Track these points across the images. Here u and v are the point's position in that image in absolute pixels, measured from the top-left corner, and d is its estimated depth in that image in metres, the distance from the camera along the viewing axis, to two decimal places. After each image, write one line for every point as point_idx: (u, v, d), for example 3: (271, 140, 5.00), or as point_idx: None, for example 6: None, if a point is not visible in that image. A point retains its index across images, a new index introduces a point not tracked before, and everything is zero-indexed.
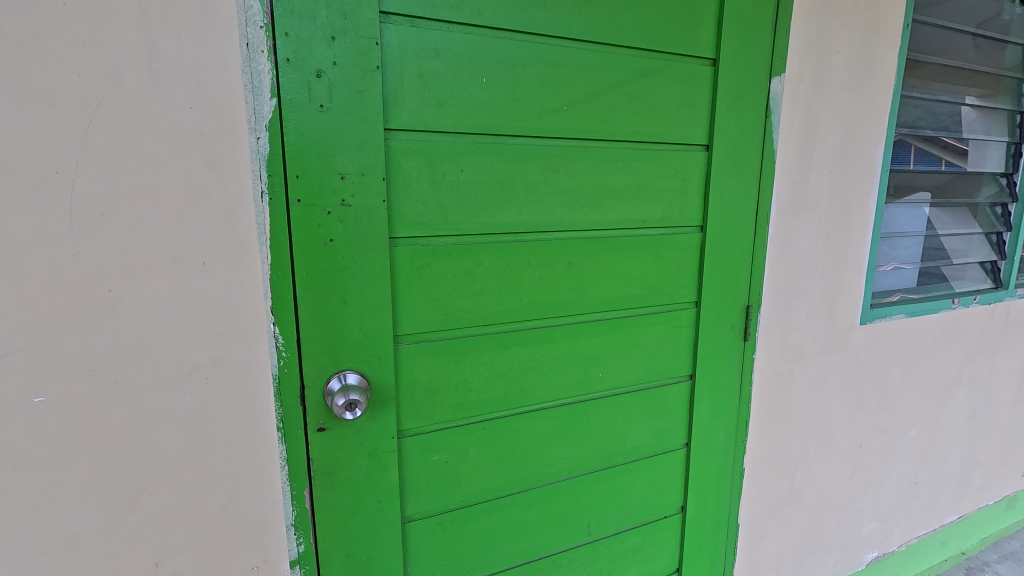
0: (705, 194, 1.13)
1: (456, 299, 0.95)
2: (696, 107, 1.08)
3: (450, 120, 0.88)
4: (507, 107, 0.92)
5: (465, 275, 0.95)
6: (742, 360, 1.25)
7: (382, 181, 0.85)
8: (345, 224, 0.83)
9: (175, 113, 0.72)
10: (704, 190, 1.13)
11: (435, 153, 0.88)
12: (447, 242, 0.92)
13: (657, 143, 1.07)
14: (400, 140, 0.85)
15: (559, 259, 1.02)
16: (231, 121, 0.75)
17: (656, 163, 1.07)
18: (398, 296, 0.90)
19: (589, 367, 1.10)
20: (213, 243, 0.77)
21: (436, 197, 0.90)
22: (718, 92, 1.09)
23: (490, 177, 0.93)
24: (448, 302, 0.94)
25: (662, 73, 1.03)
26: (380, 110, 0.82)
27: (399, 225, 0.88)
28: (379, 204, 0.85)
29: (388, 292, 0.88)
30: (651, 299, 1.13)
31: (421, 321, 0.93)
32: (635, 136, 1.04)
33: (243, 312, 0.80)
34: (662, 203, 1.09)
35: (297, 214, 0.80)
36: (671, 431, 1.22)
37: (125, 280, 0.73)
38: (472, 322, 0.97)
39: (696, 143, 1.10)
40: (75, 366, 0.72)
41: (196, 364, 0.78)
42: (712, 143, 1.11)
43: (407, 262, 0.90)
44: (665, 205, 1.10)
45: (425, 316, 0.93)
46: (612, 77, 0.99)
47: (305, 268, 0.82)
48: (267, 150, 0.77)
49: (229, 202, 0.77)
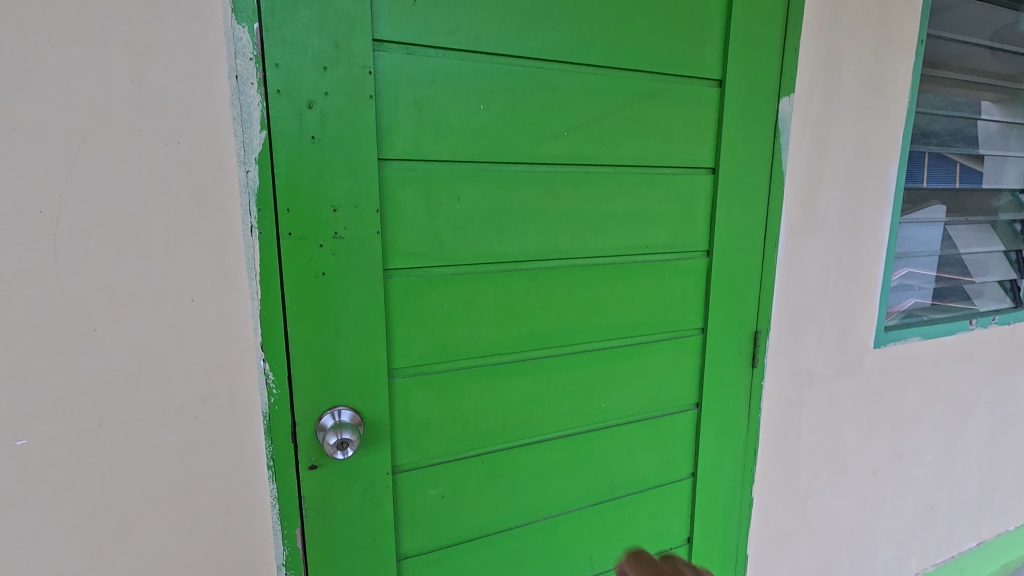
0: (711, 218, 1.09)
1: (453, 330, 0.92)
2: (701, 130, 1.05)
3: (446, 148, 0.86)
4: (506, 134, 0.90)
5: (462, 306, 0.92)
6: (750, 387, 1.21)
7: (376, 212, 0.82)
8: (337, 257, 0.81)
9: (163, 149, 0.70)
10: (710, 214, 1.09)
11: (431, 182, 0.86)
12: (444, 273, 0.90)
13: (661, 166, 1.04)
14: (394, 169, 0.83)
15: (560, 287, 0.99)
16: (220, 154, 0.73)
17: (660, 188, 1.04)
18: (393, 328, 0.88)
19: (592, 397, 1.06)
20: (201, 279, 0.75)
21: (432, 226, 0.87)
22: (724, 114, 1.05)
23: (488, 205, 0.91)
24: (445, 333, 0.92)
25: (666, 96, 1.00)
26: (374, 140, 0.80)
27: (394, 256, 0.85)
28: (372, 236, 0.82)
29: (382, 324, 0.86)
30: (655, 326, 1.10)
31: (417, 353, 0.90)
32: (638, 160, 1.01)
33: (233, 348, 0.78)
34: (666, 228, 1.06)
35: (288, 248, 0.78)
36: (676, 461, 1.18)
37: (111, 319, 0.71)
38: (470, 354, 0.94)
39: (701, 166, 1.07)
40: (59, 407, 0.70)
41: (184, 402, 0.76)
42: (718, 165, 1.08)
43: (402, 294, 0.87)
44: (670, 229, 1.07)
45: (420, 348, 0.90)
46: (614, 101, 0.96)
47: (296, 302, 0.80)
48: (257, 183, 0.75)
49: (218, 237, 0.75)
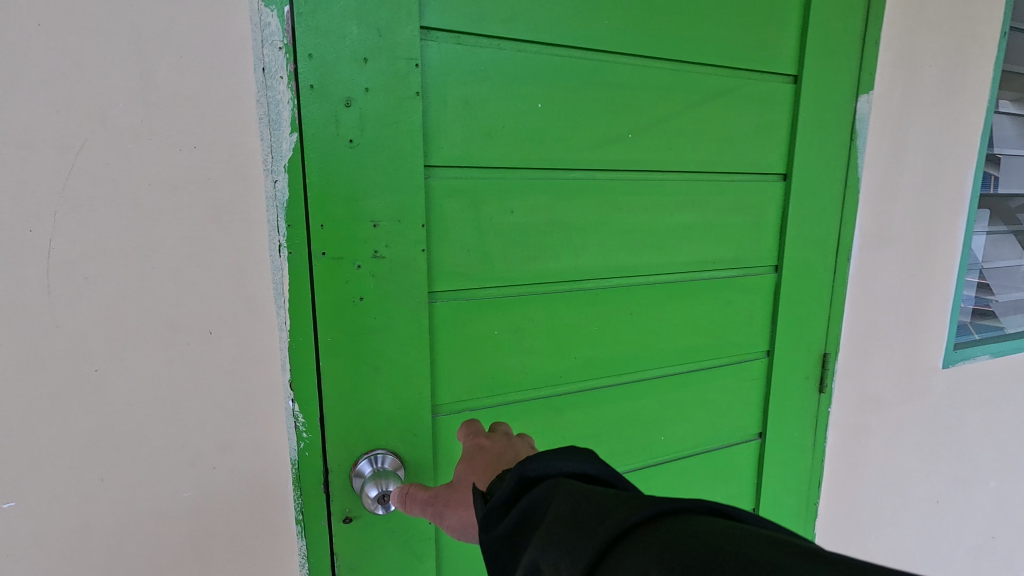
0: (781, 229, 0.98)
1: (502, 360, 0.81)
2: (773, 132, 0.94)
3: (499, 153, 0.75)
4: (565, 136, 0.78)
5: (513, 332, 0.81)
6: (817, 415, 1.10)
7: (421, 227, 0.71)
8: (377, 279, 0.70)
9: (177, 156, 0.59)
10: (780, 226, 0.98)
11: (483, 192, 0.75)
12: (494, 294, 0.79)
13: (730, 173, 0.92)
14: (441, 178, 0.72)
15: (619, 309, 0.88)
16: (244, 162, 0.62)
17: (728, 197, 0.93)
18: (436, 359, 0.76)
19: (649, 430, 0.96)
20: (221, 308, 0.63)
21: (481, 243, 0.76)
22: (800, 114, 0.94)
23: (545, 218, 0.80)
24: (493, 363, 0.80)
25: (739, 93, 0.89)
26: (420, 145, 0.69)
27: (439, 278, 0.74)
28: (416, 255, 0.71)
29: (426, 356, 0.75)
30: (718, 350, 0.99)
31: (462, 387, 0.79)
32: (707, 166, 0.90)
33: (257, 387, 0.67)
34: (733, 241, 0.95)
35: (321, 270, 0.66)
36: (736, 496, 1.07)
37: (116, 357, 0.60)
38: (521, 386, 0.83)
39: (772, 172, 0.96)
40: (54, 462, 0.59)
41: (201, 451, 0.65)
42: (790, 172, 0.97)
43: (448, 319, 0.76)
44: (737, 243, 0.96)
45: (466, 381, 0.79)
46: (684, 99, 0.85)
47: (330, 333, 0.68)
48: (286, 195, 0.64)
49: (240, 258, 0.63)
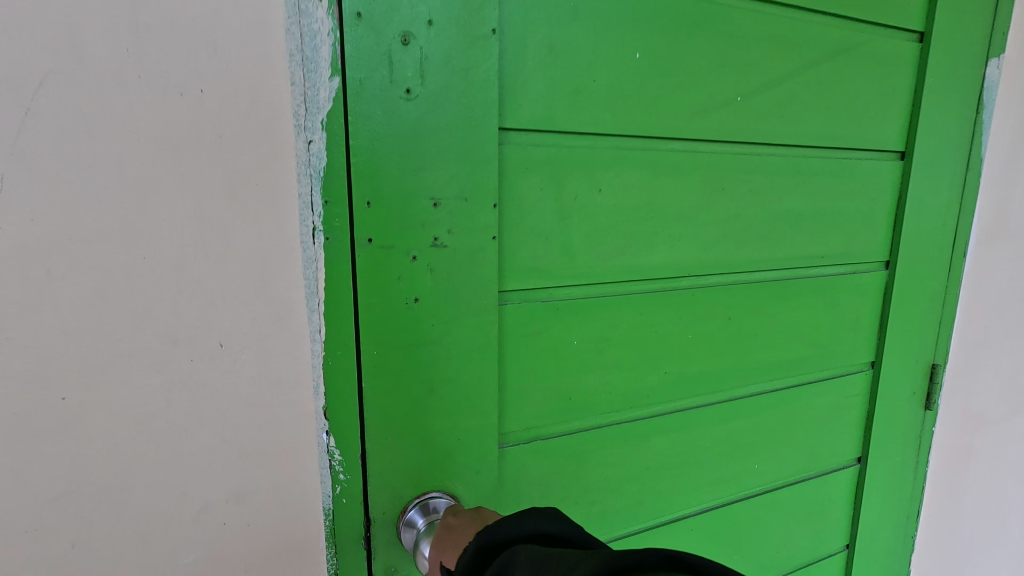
0: (896, 218, 0.83)
1: (582, 376, 0.65)
2: (893, 101, 0.78)
3: (588, 115, 0.59)
4: (666, 97, 0.62)
5: (595, 342, 0.65)
6: (920, 436, 0.95)
7: (492, 208, 0.55)
8: (437, 275, 0.53)
9: (176, 102, 0.42)
10: (893, 214, 0.83)
11: (566, 164, 0.59)
12: (574, 295, 0.63)
13: (845, 149, 0.77)
14: (516, 146, 0.56)
15: (716, 313, 0.72)
16: (267, 114, 0.45)
17: (842, 178, 0.77)
18: (504, 377, 0.61)
19: (742, 458, 0.80)
20: (235, 313, 0.47)
21: (562, 230, 0.60)
22: (926, 79, 0.78)
23: (638, 200, 0.63)
24: (571, 381, 0.65)
25: (861, 51, 0.73)
26: (495, 99, 0.53)
27: (510, 274, 0.58)
28: (486, 244, 0.55)
29: (493, 373, 0.58)
30: (821, 362, 0.83)
31: (534, 410, 0.63)
32: (821, 139, 0.74)
33: (282, 418, 0.50)
34: (844, 232, 0.79)
35: (365, 263, 0.50)
36: (830, 531, 0.92)
37: (93, 381, 0.44)
38: (602, 409, 0.67)
39: (889, 149, 0.80)
40: (12, 525, 0.43)
41: (209, 503, 0.49)
42: (909, 150, 0.81)
43: (520, 327, 0.60)
44: (847, 235, 0.80)
45: (539, 403, 0.63)
46: (801, 55, 0.69)
47: (377, 345, 0.52)
48: (325, 161, 0.47)
49: (262, 246, 0.47)
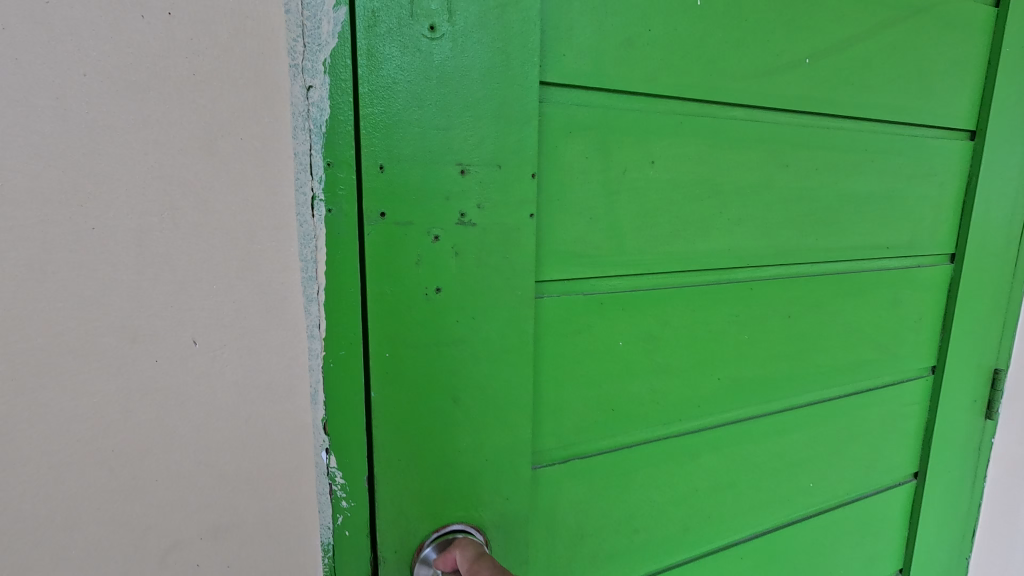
0: (965, 206, 0.74)
1: (625, 382, 0.55)
2: (965, 72, 0.69)
3: (641, 71, 0.49)
4: (728, 53, 0.53)
5: (643, 342, 0.55)
6: (978, 448, 0.87)
7: (530, 179, 0.45)
8: (463, 260, 0.44)
9: (136, 26, 0.32)
10: (962, 200, 0.74)
11: (613, 129, 0.49)
12: (619, 286, 0.53)
13: (913, 125, 0.68)
14: (558, 104, 0.47)
15: (775, 311, 0.63)
16: (257, 48, 0.35)
17: (909, 158, 0.68)
18: (537, 381, 0.51)
19: (796, 476, 0.71)
20: (213, 303, 0.37)
21: (608, 209, 0.51)
22: (1004, 48, 0.69)
23: (693, 176, 0.54)
24: (613, 388, 0.55)
25: (938, 11, 0.65)
26: (537, 43, 0.43)
27: (548, 260, 0.49)
28: (523, 223, 0.45)
29: (527, 379, 0.49)
30: (880, 366, 0.74)
31: (571, 422, 0.54)
32: (891, 112, 0.65)
33: (271, 436, 0.40)
34: (910, 221, 0.71)
35: (379, 241, 0.41)
36: (884, 555, 0.83)
37: (27, 387, 0.34)
38: (646, 421, 0.58)
39: (960, 127, 0.71)
40: None
41: (179, 541, 0.39)
42: (981, 127, 0.72)
43: (556, 323, 0.51)
44: (915, 223, 0.71)
45: (576, 414, 0.54)
46: (870, 12, 0.60)
47: (389, 344, 0.43)
48: (328, 115, 0.38)
49: (248, 218, 0.37)
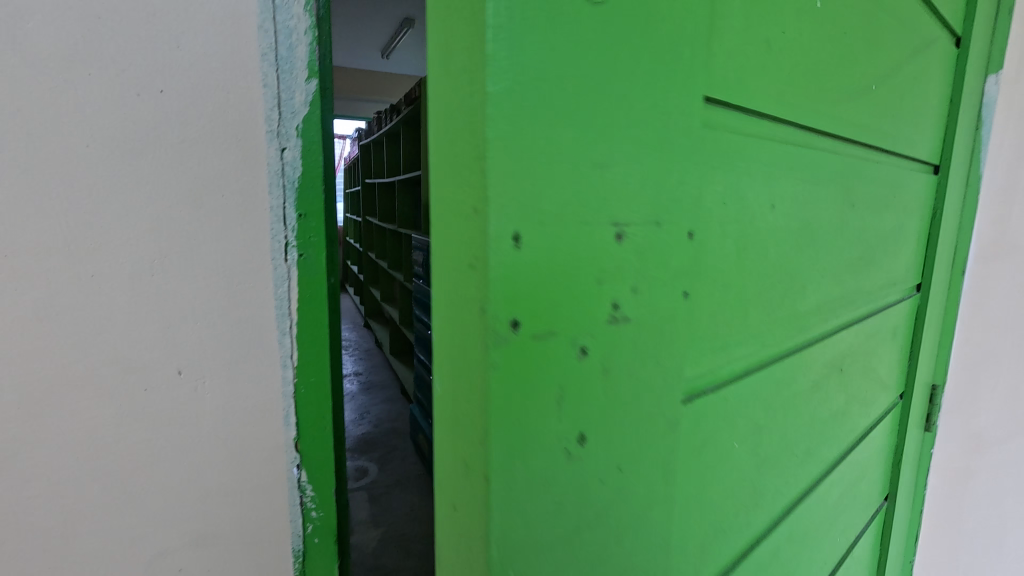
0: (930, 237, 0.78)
1: (762, 489, 0.44)
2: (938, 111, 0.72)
3: (779, 91, 0.37)
4: (838, 73, 0.44)
5: (777, 437, 0.44)
6: (920, 458, 0.93)
7: (684, 242, 0.31)
8: (616, 379, 0.28)
9: (131, 102, 0.38)
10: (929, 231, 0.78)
11: (762, 166, 0.36)
12: (760, 369, 0.41)
13: (918, 157, 0.67)
14: (718, 128, 0.32)
15: (853, 368, 0.57)
16: (237, 117, 0.41)
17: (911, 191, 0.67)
18: (688, 521, 0.36)
19: (849, 532, 0.67)
20: (194, 338, 0.42)
21: (756, 272, 0.38)
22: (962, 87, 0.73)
23: (814, 222, 0.44)
24: (750, 497, 0.43)
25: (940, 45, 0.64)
26: (696, 34, 0.28)
27: (702, 348, 0.34)
28: (680, 308, 0.31)
29: (680, 516, 0.34)
30: (892, 394, 0.73)
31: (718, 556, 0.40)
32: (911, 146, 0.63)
33: (246, 453, 0.45)
34: (918, 250, 0.69)
35: (499, 360, 0.25)
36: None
37: (30, 410, 0.39)
38: (774, 526, 0.47)
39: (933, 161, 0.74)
40: None
41: (162, 551, 0.44)
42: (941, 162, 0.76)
43: (710, 434, 0.36)
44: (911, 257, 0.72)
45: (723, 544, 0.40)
46: (913, 39, 0.57)
47: (515, 536, 0.27)
48: (301, 171, 0.43)
49: (229, 264, 0.42)
